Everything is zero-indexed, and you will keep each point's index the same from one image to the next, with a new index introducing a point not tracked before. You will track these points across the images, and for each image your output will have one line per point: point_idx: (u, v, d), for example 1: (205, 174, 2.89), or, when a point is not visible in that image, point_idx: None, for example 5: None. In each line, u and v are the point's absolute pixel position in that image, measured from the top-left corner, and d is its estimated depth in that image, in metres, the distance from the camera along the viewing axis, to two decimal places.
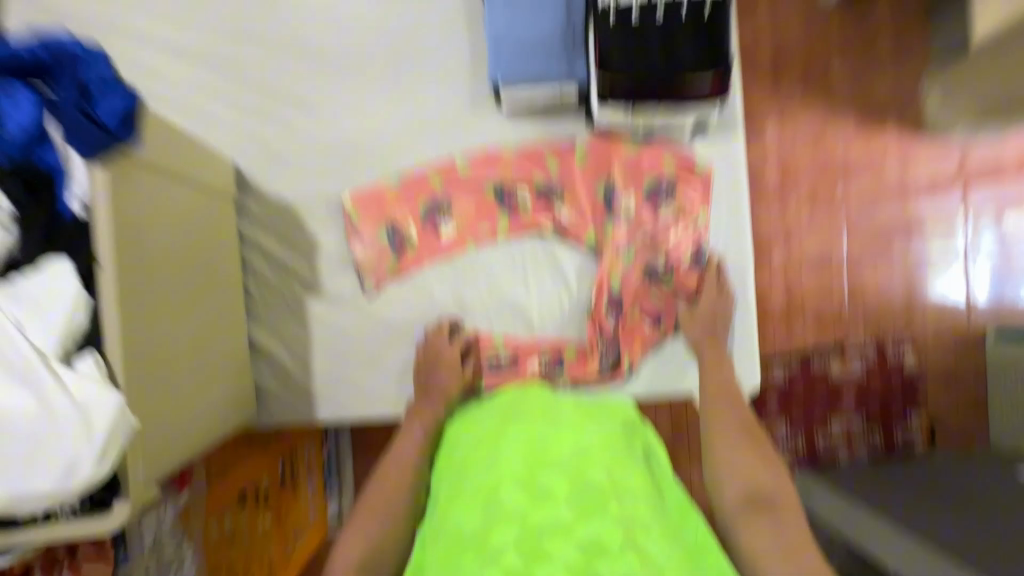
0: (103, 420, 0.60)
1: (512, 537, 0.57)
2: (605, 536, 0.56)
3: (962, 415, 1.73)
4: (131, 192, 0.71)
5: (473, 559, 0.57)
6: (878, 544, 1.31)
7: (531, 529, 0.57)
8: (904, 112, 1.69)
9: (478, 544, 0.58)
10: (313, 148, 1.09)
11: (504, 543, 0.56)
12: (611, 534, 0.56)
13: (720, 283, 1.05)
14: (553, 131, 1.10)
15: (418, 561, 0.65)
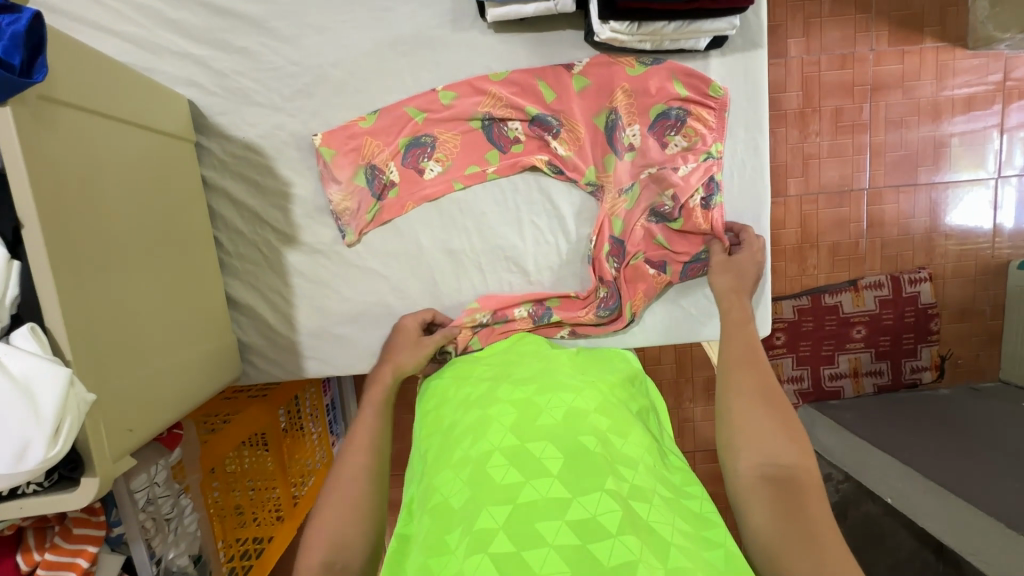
0: (48, 395, 0.55)
1: (500, 515, 0.53)
2: (601, 513, 0.52)
3: (975, 349, 1.67)
4: (54, 139, 0.62)
5: (457, 535, 0.53)
6: (880, 479, 1.30)
7: (521, 506, 0.53)
8: (945, 19, 1.50)
9: (462, 519, 0.54)
10: (275, 78, 0.96)
11: (491, 521, 0.52)
12: (607, 511, 0.52)
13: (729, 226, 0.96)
14: (548, 52, 0.97)
15: (403, 531, 0.62)
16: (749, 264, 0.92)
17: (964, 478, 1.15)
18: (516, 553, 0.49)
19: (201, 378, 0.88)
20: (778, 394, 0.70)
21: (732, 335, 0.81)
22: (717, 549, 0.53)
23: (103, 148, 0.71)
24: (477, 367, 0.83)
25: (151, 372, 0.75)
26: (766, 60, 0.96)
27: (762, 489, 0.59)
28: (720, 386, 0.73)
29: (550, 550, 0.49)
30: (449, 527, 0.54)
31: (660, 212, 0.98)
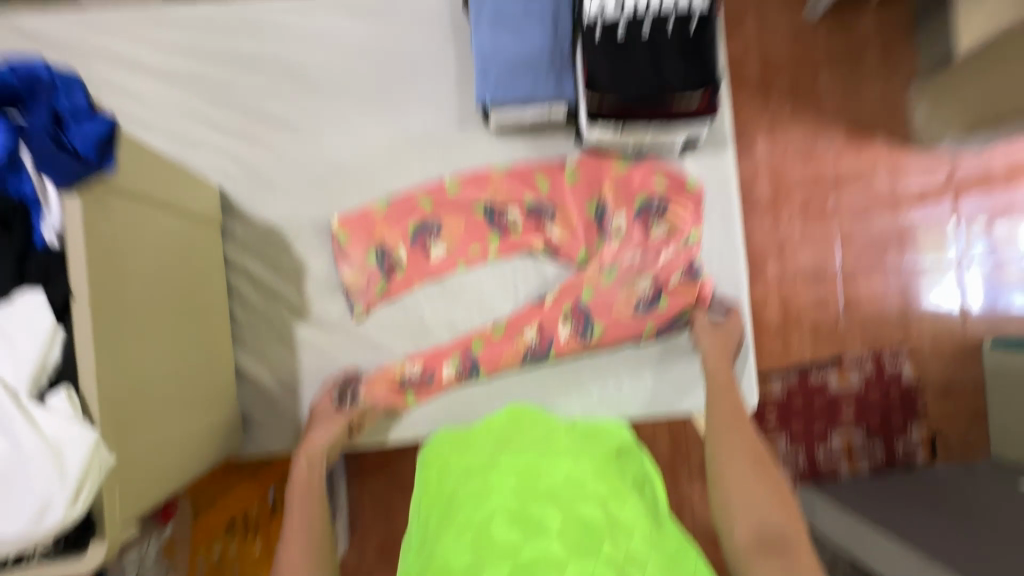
0: (77, 456, 0.58)
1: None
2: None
3: (963, 427, 1.70)
4: (108, 220, 0.69)
5: None
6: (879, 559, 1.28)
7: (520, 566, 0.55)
8: (892, 124, 1.70)
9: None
10: (297, 169, 1.08)
11: None
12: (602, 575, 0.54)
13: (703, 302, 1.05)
14: (543, 150, 1.10)
15: None
16: (734, 331, 1.01)
17: (963, 556, 1.15)
18: None
19: (203, 451, 0.89)
20: (764, 460, 0.80)
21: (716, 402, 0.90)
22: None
23: (146, 231, 0.79)
24: (478, 437, 0.86)
25: (162, 441, 0.77)
26: (733, 159, 1.09)
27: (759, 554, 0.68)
28: (712, 453, 0.83)
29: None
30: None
31: (644, 301, 1.07)
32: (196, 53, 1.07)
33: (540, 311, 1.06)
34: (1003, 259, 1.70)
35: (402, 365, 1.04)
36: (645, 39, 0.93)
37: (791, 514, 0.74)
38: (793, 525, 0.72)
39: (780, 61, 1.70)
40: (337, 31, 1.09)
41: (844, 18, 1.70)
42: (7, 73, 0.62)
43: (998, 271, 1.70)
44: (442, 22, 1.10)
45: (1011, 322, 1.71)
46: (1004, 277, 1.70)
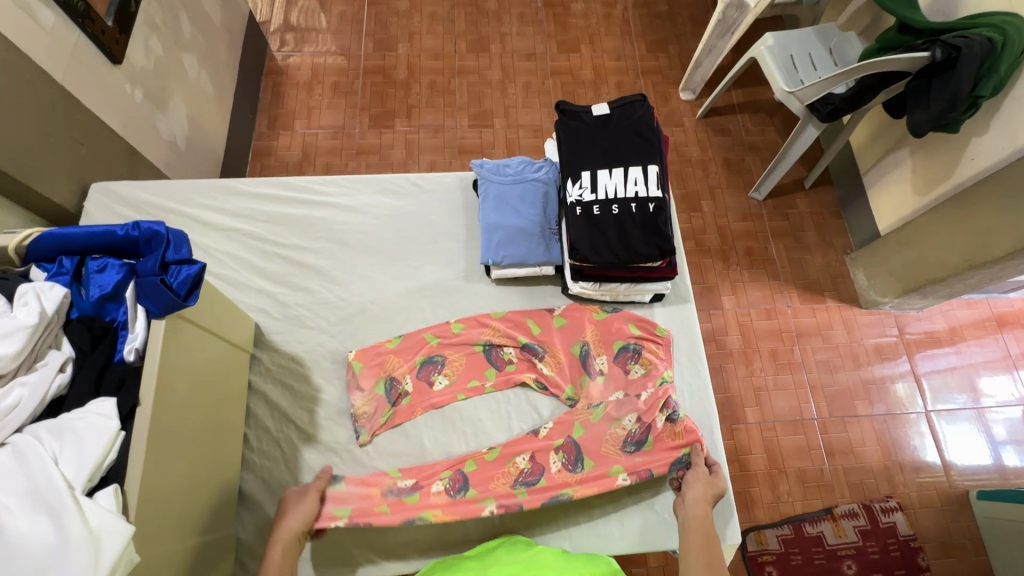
0: (113, 546, 0.64)
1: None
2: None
3: None
4: (177, 344, 0.85)
5: None
6: None
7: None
8: (838, 287, 1.98)
9: None
10: (325, 308, 1.26)
11: None
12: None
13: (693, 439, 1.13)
14: (536, 298, 1.31)
15: None
16: (720, 486, 1.07)
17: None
18: None
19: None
20: None
21: (690, 551, 0.96)
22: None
23: (195, 353, 0.92)
24: (470, 562, 0.91)
25: (157, 557, 0.79)
26: (694, 310, 1.30)
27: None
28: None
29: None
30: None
31: (632, 439, 1.14)
32: (256, 215, 1.34)
33: (533, 441, 1.14)
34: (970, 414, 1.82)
35: (394, 478, 1.10)
36: (615, 215, 1.19)
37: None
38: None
39: (735, 233, 2.03)
40: (372, 203, 1.36)
41: (783, 204, 2.08)
42: (132, 229, 0.85)
43: (969, 425, 1.81)
44: (458, 199, 1.39)
45: (996, 477, 1.75)
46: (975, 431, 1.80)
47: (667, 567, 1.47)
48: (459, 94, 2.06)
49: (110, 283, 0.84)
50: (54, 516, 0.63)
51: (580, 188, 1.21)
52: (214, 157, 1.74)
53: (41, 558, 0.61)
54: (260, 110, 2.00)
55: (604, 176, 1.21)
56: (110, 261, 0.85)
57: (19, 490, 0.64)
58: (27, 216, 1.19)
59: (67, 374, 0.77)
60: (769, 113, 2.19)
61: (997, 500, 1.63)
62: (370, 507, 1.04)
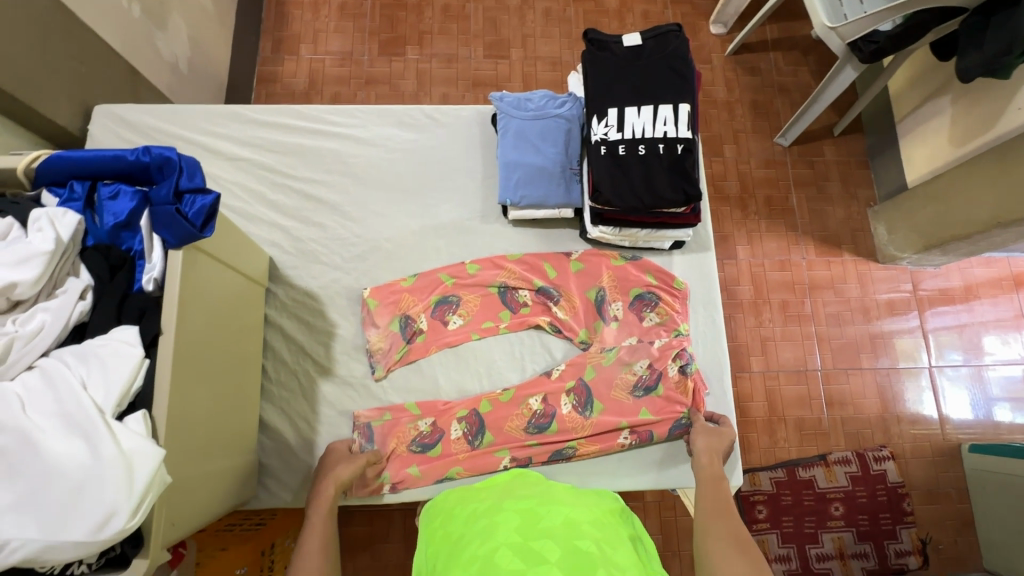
0: (145, 471, 0.66)
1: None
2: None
3: (954, 534, 1.72)
4: (194, 272, 0.84)
5: None
6: None
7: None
8: (857, 240, 1.93)
9: None
10: (340, 244, 1.24)
11: None
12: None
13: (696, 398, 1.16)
14: (553, 242, 1.28)
15: None
16: (727, 437, 1.09)
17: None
18: None
19: (215, 493, 0.92)
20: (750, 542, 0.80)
21: (706, 491, 0.95)
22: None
23: (211, 285, 0.91)
24: (483, 493, 0.89)
25: (188, 476, 0.82)
26: (714, 259, 1.27)
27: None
28: (699, 534, 0.85)
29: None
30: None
31: (642, 384, 1.18)
32: (266, 144, 1.29)
33: (546, 382, 1.17)
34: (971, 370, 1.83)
35: (416, 424, 1.13)
36: (641, 155, 1.14)
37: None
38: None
39: (757, 180, 1.97)
40: (385, 136, 1.31)
41: (810, 151, 1.99)
42: (145, 155, 0.82)
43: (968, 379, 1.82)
44: (474, 134, 1.33)
45: (989, 431, 1.79)
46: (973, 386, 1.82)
47: (663, 501, 1.55)
48: (474, 20, 1.92)
49: (123, 210, 0.82)
50: (87, 439, 0.65)
51: (606, 126, 1.15)
52: (217, 82, 1.65)
53: (77, 479, 0.64)
54: (264, 32, 1.88)
55: (631, 114, 1.15)
56: (124, 188, 0.83)
57: (51, 412, 0.66)
58: (30, 138, 1.14)
59: (88, 301, 0.77)
60: (805, 51, 2.05)
61: (987, 453, 1.68)
62: (403, 466, 1.10)
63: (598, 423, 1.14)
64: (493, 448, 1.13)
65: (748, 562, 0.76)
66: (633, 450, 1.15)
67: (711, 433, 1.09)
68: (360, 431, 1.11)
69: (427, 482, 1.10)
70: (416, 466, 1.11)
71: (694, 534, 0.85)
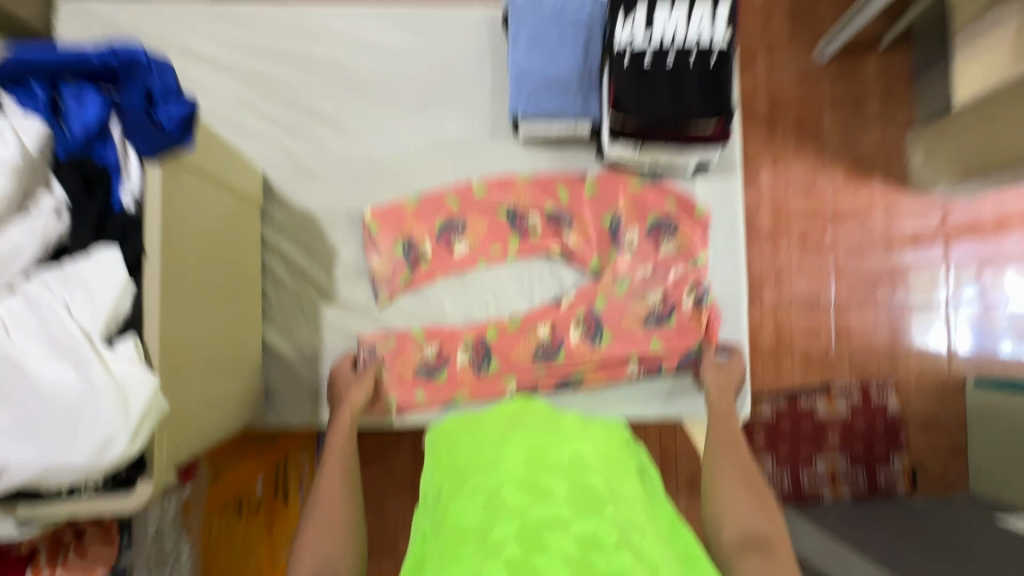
0: (139, 399, 0.64)
1: (511, 528, 0.56)
2: (599, 533, 0.55)
3: (943, 460, 1.77)
4: (178, 190, 0.78)
5: (475, 548, 0.55)
6: None
7: (529, 522, 0.57)
8: (889, 167, 1.81)
9: (480, 533, 0.57)
10: (337, 161, 1.15)
11: (506, 535, 0.55)
12: (605, 532, 0.56)
13: (710, 330, 1.12)
14: (567, 162, 1.18)
15: (417, 560, 0.62)
16: (737, 370, 1.07)
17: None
18: (527, 563, 0.52)
19: (223, 415, 0.93)
20: (757, 482, 0.82)
21: (715, 427, 0.94)
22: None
23: (201, 204, 0.85)
24: (490, 421, 0.88)
25: (193, 400, 0.81)
26: (740, 185, 1.18)
27: (743, 551, 0.70)
28: (707, 464, 0.85)
29: (555, 560, 0.52)
30: (463, 541, 0.57)
31: (655, 316, 1.14)
32: (251, 46, 1.16)
33: (556, 312, 1.13)
34: (989, 305, 1.78)
35: (421, 349, 1.11)
36: (669, 66, 1.01)
37: (775, 519, 0.76)
38: (777, 529, 0.74)
39: (790, 98, 1.80)
40: (383, 39, 1.17)
41: (851, 65, 1.81)
42: (108, 56, 0.72)
43: (984, 313, 1.77)
44: (482, 38, 1.19)
45: (997, 365, 1.77)
46: (988, 320, 1.77)
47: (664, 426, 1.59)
48: None
49: (90, 118, 0.72)
50: (77, 364, 0.63)
51: (632, 28, 1.01)
52: None
53: (71, 403, 0.62)
54: None
55: (661, 16, 1.01)
56: (85, 92, 0.73)
57: (36, 335, 0.63)
58: None
59: (64, 222, 0.69)
60: None
61: (991, 387, 1.68)
62: (408, 391, 1.11)
63: (606, 352, 1.12)
64: (500, 375, 1.12)
65: (754, 498, 0.79)
66: (642, 381, 1.14)
67: (721, 368, 1.07)
68: (362, 354, 1.10)
69: (432, 407, 1.11)
70: (422, 391, 1.11)
71: (703, 470, 0.85)
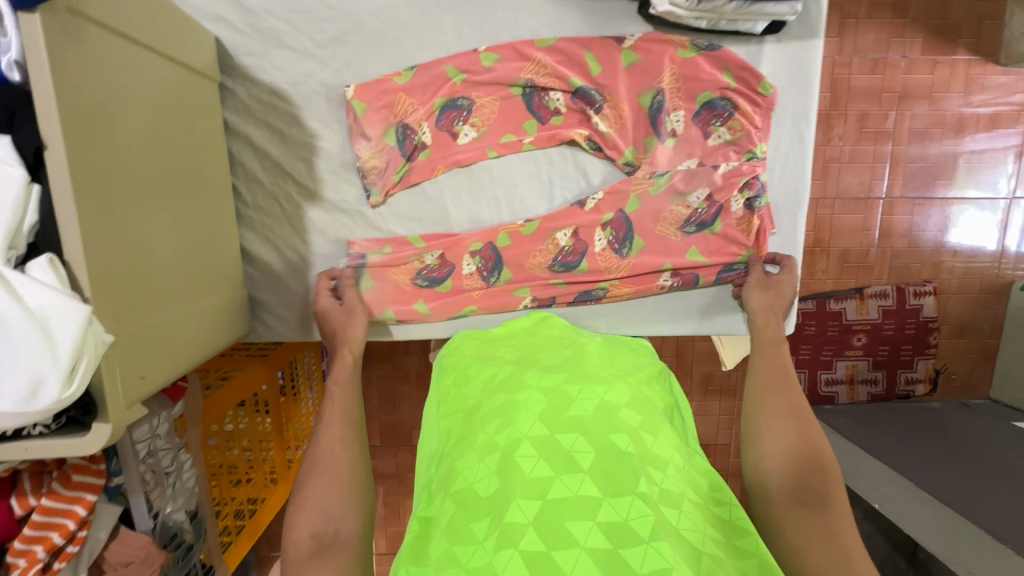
0: (67, 333, 0.51)
1: (530, 507, 0.48)
2: (632, 517, 0.47)
3: (968, 363, 1.67)
4: (80, 59, 0.58)
5: (488, 530, 0.48)
6: (887, 498, 1.31)
7: (550, 501, 0.49)
8: (980, 33, 1.48)
9: (495, 509, 0.50)
10: (307, 20, 0.90)
11: (523, 518, 0.48)
12: (639, 515, 0.47)
13: (760, 242, 0.96)
14: (599, 21, 0.92)
15: (424, 517, 0.56)
16: (789, 286, 0.93)
17: (981, 505, 1.15)
18: (547, 556, 0.45)
19: (206, 336, 0.83)
20: (806, 416, 0.72)
21: (764, 358, 0.82)
22: (748, 560, 0.49)
23: (126, 85, 0.66)
24: (499, 347, 0.78)
25: (162, 328, 0.72)
26: (821, 51, 0.92)
27: (790, 510, 0.61)
28: (751, 408, 0.75)
29: (581, 552, 0.45)
30: (474, 515, 0.50)
31: (696, 220, 0.97)
32: None
33: (579, 215, 0.96)
34: None
35: (419, 257, 0.96)
36: None
37: (830, 468, 0.65)
38: (831, 480, 0.63)
39: None
40: None
41: None
42: None
43: None
44: None
45: None
46: None
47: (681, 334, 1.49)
48: None
49: None
50: None
51: None
52: None
53: None
54: None
55: None
56: None
57: None
58: None
59: None
60: None
61: None
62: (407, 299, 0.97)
63: (636, 262, 0.97)
64: (512, 287, 0.98)
65: (804, 443, 0.69)
66: (672, 293, 1.00)
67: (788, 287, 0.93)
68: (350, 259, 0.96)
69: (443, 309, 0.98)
70: (423, 299, 0.97)
71: (745, 411, 0.76)
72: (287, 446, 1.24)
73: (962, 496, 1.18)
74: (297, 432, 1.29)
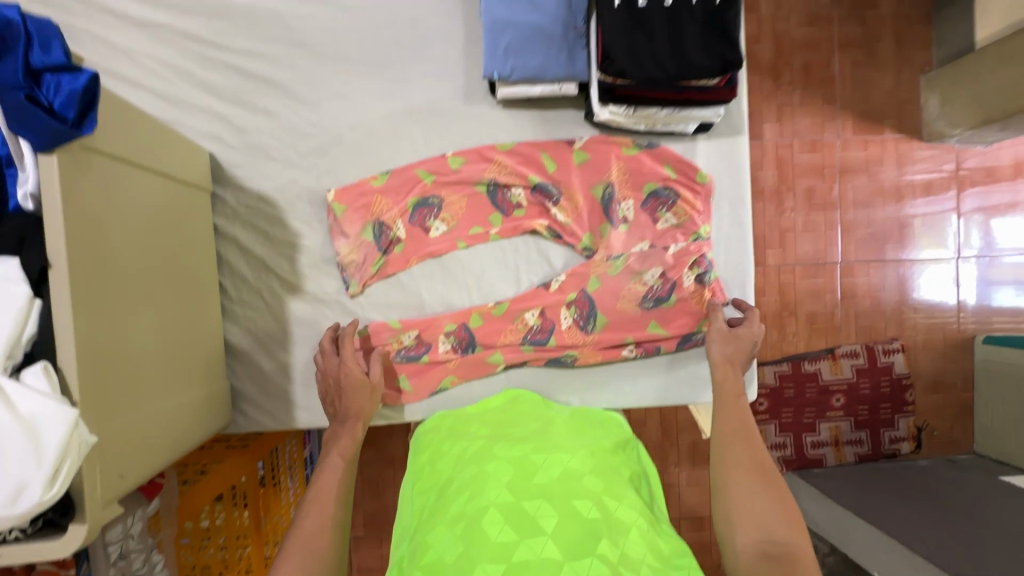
0: (53, 437, 0.55)
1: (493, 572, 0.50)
2: None
3: (947, 417, 1.70)
4: (87, 183, 0.66)
5: None
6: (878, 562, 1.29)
7: (514, 565, 0.51)
8: (902, 115, 1.66)
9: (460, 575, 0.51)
10: (294, 136, 1.02)
11: None
12: None
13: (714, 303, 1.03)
14: (553, 128, 1.05)
15: None
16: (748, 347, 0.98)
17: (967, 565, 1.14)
18: None
19: (185, 426, 0.85)
20: (770, 471, 0.75)
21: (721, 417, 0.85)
22: None
23: (128, 199, 0.74)
24: (472, 423, 0.82)
25: (143, 418, 0.74)
26: (746, 144, 1.05)
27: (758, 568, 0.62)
28: (717, 461, 0.78)
29: None
30: None
31: (653, 295, 1.04)
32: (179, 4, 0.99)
33: (544, 296, 1.03)
34: (992, 259, 1.69)
35: (398, 338, 1.02)
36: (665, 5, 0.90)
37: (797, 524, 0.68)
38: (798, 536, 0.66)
39: (793, 36, 1.64)
40: None
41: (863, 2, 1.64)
42: None
43: (987, 268, 1.69)
44: None
45: (1004, 321, 1.70)
46: (992, 275, 1.69)
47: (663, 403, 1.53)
48: None
49: None
50: None
51: None
52: None
53: None
54: None
55: None
56: None
57: None
58: None
59: None
60: None
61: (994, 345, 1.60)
62: (392, 379, 1.02)
63: (601, 337, 1.04)
64: (484, 365, 1.03)
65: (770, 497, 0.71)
66: (639, 366, 1.06)
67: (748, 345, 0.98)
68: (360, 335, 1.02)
69: (420, 392, 1.02)
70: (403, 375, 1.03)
71: (712, 464, 0.78)
72: (266, 541, 1.20)
73: (947, 555, 1.18)
74: (275, 526, 1.26)
